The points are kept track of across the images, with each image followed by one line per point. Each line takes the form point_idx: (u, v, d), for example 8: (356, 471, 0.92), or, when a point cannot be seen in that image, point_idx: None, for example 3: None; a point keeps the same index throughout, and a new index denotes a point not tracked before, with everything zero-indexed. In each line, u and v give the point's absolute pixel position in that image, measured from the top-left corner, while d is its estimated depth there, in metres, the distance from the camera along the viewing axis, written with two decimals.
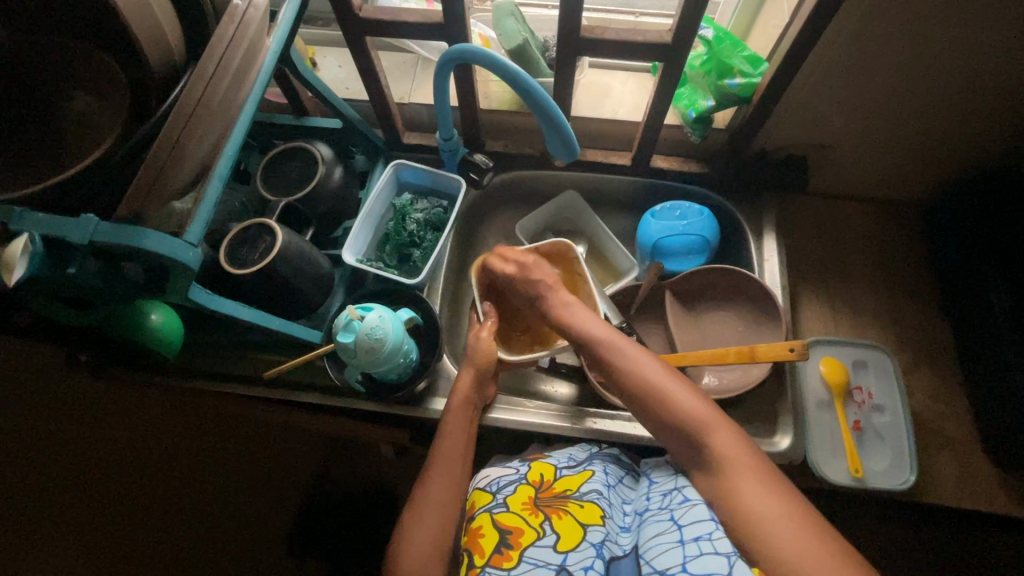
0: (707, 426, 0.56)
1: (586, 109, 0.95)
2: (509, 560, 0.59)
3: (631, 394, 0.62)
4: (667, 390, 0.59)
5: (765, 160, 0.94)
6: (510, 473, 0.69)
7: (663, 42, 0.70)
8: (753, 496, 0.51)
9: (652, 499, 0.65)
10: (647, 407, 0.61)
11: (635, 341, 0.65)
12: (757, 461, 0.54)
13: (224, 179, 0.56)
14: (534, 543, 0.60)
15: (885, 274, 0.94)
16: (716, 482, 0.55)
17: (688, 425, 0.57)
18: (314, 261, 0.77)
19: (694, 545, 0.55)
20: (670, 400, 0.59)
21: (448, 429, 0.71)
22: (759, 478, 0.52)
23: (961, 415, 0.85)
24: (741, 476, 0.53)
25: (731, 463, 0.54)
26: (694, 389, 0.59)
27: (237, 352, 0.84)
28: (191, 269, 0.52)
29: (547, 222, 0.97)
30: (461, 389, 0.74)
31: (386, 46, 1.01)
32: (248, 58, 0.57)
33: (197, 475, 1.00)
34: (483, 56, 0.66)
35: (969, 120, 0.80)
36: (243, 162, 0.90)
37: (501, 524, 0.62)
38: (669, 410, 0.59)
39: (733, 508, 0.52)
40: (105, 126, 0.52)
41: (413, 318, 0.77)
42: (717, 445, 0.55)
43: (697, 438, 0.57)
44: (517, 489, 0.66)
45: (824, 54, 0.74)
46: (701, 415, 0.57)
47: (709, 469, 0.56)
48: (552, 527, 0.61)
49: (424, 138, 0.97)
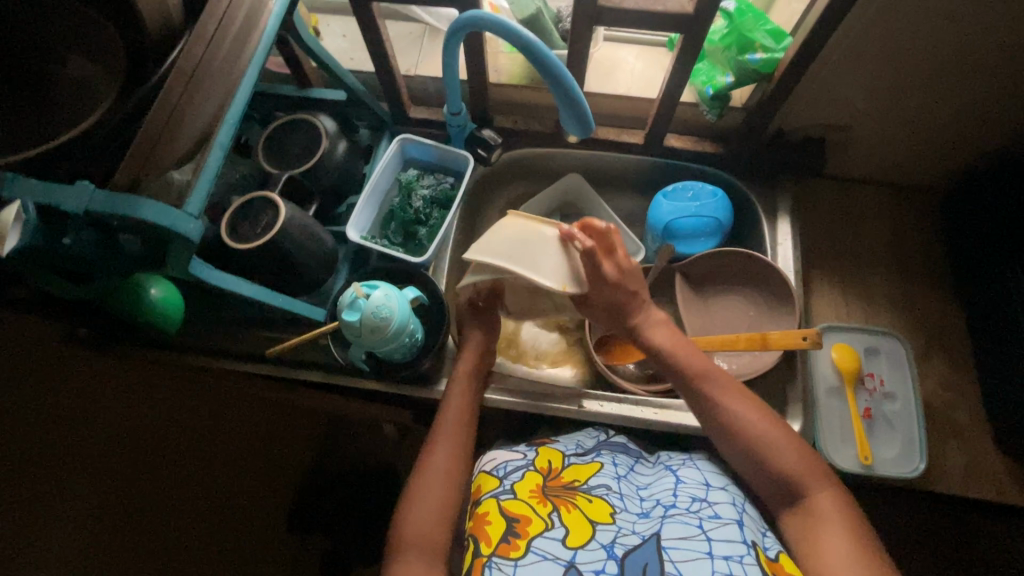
0: (808, 477, 0.59)
1: (599, 84, 0.92)
2: (516, 550, 0.57)
3: (724, 427, 0.63)
4: (767, 431, 0.62)
5: (783, 140, 0.91)
6: (517, 459, 0.68)
7: (684, 12, 0.67)
8: (838, 555, 0.53)
9: (679, 498, 0.62)
10: (744, 437, 0.62)
11: (732, 381, 0.65)
12: (850, 521, 0.56)
13: (225, 147, 0.53)
14: (542, 534, 0.57)
15: (900, 260, 0.92)
16: (803, 528, 0.57)
17: (787, 472, 0.59)
18: (318, 237, 0.75)
19: (722, 562, 0.53)
20: (771, 443, 0.61)
21: (451, 402, 0.72)
22: (850, 537, 0.55)
23: (973, 404, 0.84)
24: (831, 532, 0.55)
25: (823, 516, 0.56)
26: (790, 437, 0.62)
27: (238, 329, 0.82)
28: (191, 242, 0.50)
29: (551, 207, 0.95)
30: (462, 367, 0.75)
31: (391, 15, 0.97)
32: (246, 26, 0.54)
33: (181, 450, 0.99)
34: (499, 26, 0.63)
35: (998, 102, 0.77)
36: (245, 135, 0.86)
37: (509, 511, 0.60)
38: (767, 451, 0.61)
39: (816, 565, 0.54)
40: (100, 88, 0.49)
41: (418, 297, 0.75)
42: (816, 499, 0.58)
43: (791, 484, 0.59)
44: (524, 477, 0.65)
45: (847, 32, 0.71)
46: (802, 468, 0.59)
47: (796, 514, 0.58)
48: (561, 520, 0.59)
49: (429, 112, 0.94)
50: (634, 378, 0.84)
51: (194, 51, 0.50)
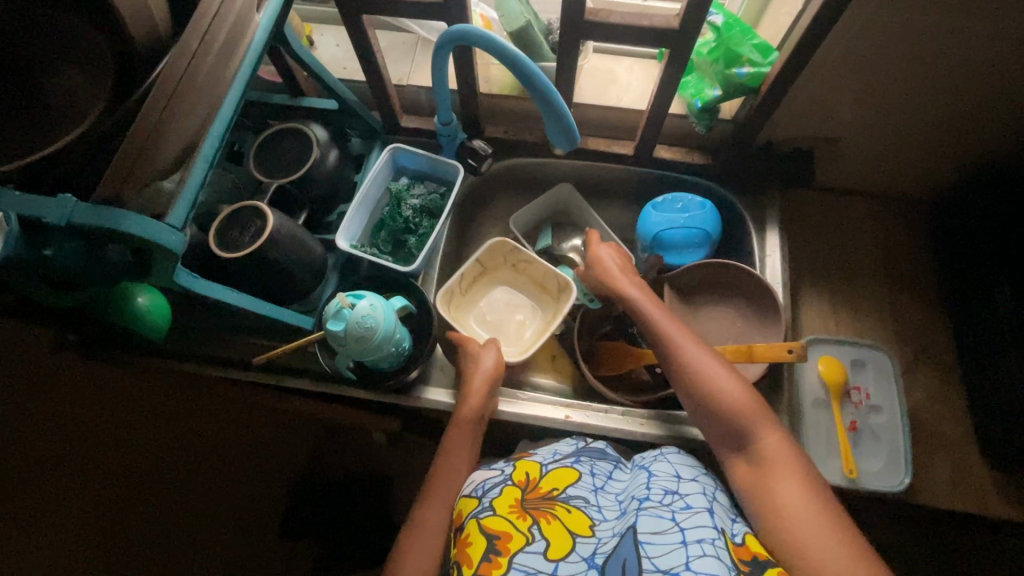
0: (754, 418, 0.60)
1: (590, 95, 0.92)
2: (498, 568, 0.56)
3: (682, 377, 0.65)
4: (723, 385, 0.62)
5: (772, 152, 0.91)
6: (495, 475, 0.68)
7: (669, 27, 0.68)
8: (790, 499, 0.55)
9: (652, 491, 0.61)
10: (700, 389, 0.63)
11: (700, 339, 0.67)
12: (796, 463, 0.57)
13: (210, 160, 0.55)
14: (523, 549, 0.56)
15: (888, 272, 0.92)
16: (751, 472, 0.59)
17: (739, 418, 0.60)
18: (307, 245, 0.76)
19: (695, 546, 0.52)
20: (720, 392, 0.62)
21: (451, 449, 0.73)
22: (798, 480, 0.56)
23: (960, 416, 0.84)
24: (784, 477, 0.56)
25: (771, 460, 0.58)
26: (745, 386, 0.62)
27: (227, 337, 0.82)
28: (175, 253, 0.51)
29: (543, 216, 0.96)
30: (476, 393, 0.74)
31: (383, 25, 0.98)
32: (233, 36, 0.55)
33: (161, 463, 0.98)
34: (484, 39, 0.64)
35: (982, 117, 0.78)
36: (237, 143, 0.88)
37: (488, 528, 0.59)
38: (716, 399, 0.62)
39: (766, 501, 0.56)
40: (84, 101, 0.49)
41: (406, 306, 0.77)
42: (763, 441, 0.59)
43: (739, 428, 0.61)
44: (502, 492, 0.64)
45: (832, 47, 0.72)
46: (749, 411, 0.61)
47: (745, 458, 0.60)
48: (542, 533, 0.58)
49: (421, 121, 0.95)
50: (621, 388, 0.85)
51: (177, 64, 0.49)
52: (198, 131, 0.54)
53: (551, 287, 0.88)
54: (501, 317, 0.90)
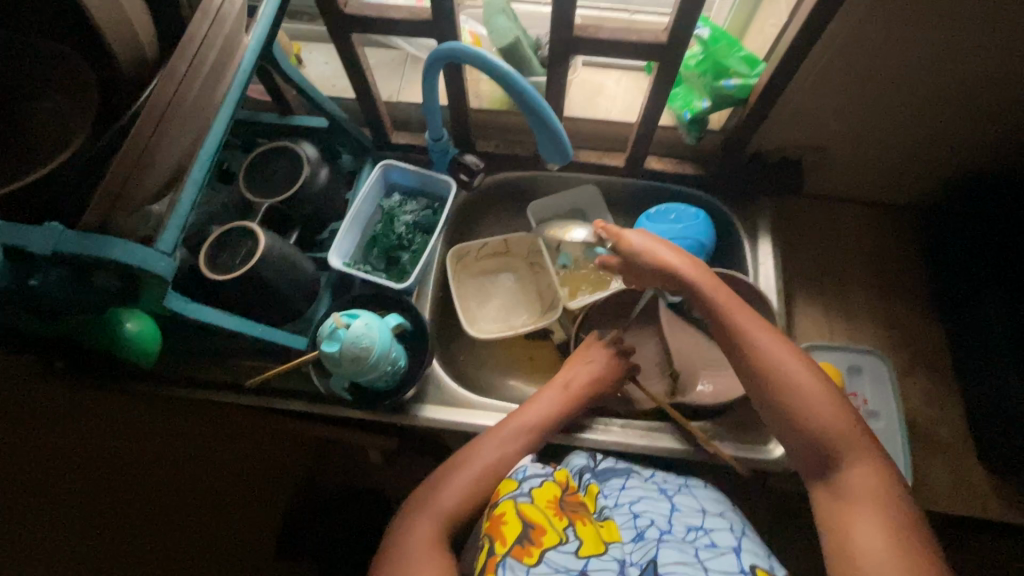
0: (845, 446, 0.58)
1: (580, 108, 0.93)
2: (530, 556, 0.53)
3: (755, 377, 0.63)
4: (809, 397, 0.60)
5: (762, 161, 0.92)
6: (536, 465, 0.64)
7: (658, 41, 0.68)
8: (870, 534, 0.53)
9: (674, 526, 0.60)
10: (776, 393, 0.61)
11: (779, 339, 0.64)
12: (879, 495, 0.56)
13: (200, 183, 0.56)
14: (556, 548, 0.55)
15: (878, 276, 0.93)
16: (829, 499, 0.58)
17: (824, 434, 0.59)
18: (298, 264, 0.75)
19: None
20: (802, 403, 0.60)
21: (536, 407, 0.71)
22: (883, 514, 0.54)
23: (955, 419, 0.84)
24: (862, 511, 0.55)
25: (856, 495, 0.56)
26: (827, 399, 0.60)
27: (218, 359, 0.81)
28: (166, 279, 0.51)
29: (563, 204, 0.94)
30: (573, 378, 0.74)
31: (373, 43, 0.98)
32: (223, 57, 0.54)
33: (199, 480, 0.97)
34: (476, 57, 0.64)
35: (964, 123, 0.79)
36: (226, 161, 0.86)
37: (525, 515, 0.57)
38: (793, 411, 0.60)
39: (841, 531, 0.55)
40: (70, 126, 0.48)
41: (401, 324, 0.76)
42: (850, 472, 0.57)
43: (824, 450, 0.59)
44: (543, 485, 0.61)
45: (818, 57, 0.73)
46: (832, 431, 0.59)
47: (827, 488, 0.59)
48: (575, 534, 0.57)
49: (412, 136, 0.95)
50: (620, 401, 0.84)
51: (164, 90, 0.48)
52: (187, 152, 0.53)
53: (546, 298, 0.92)
54: (494, 308, 0.93)
